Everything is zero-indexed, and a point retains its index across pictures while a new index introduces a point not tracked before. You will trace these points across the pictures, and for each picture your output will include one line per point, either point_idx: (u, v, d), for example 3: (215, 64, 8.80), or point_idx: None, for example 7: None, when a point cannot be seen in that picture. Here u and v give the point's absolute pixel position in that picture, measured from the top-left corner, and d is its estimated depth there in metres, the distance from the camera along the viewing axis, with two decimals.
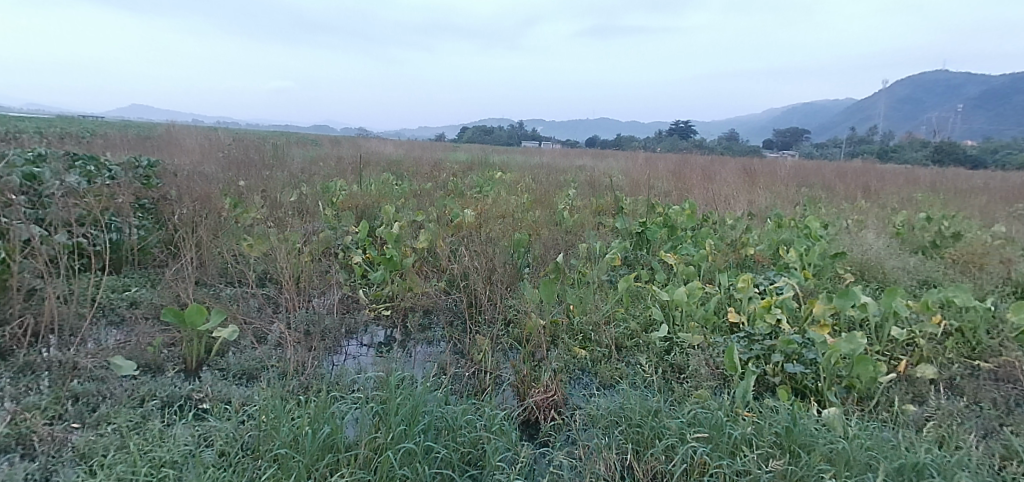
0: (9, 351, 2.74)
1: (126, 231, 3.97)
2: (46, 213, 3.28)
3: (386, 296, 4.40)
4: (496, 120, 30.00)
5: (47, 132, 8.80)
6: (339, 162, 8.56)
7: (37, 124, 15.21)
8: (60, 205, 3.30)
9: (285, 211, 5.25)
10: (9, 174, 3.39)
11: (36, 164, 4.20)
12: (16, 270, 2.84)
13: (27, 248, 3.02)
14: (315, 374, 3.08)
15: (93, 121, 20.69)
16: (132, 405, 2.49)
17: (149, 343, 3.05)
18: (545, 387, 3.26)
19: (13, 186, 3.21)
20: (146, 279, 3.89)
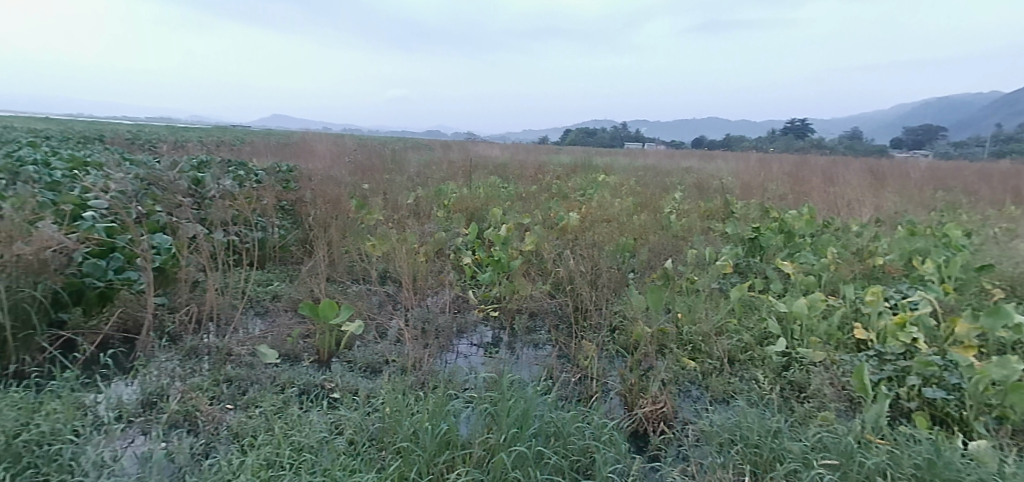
0: (179, 336, 3.11)
1: (270, 230, 4.36)
2: (208, 213, 3.72)
3: (494, 298, 4.49)
4: (598, 122, 29.75)
5: (205, 140, 9.92)
6: (449, 166, 8.87)
7: (194, 132, 17.28)
8: (219, 206, 3.73)
9: (402, 213, 5.53)
10: (179, 178, 3.87)
11: (199, 170, 4.74)
12: (185, 263, 3.23)
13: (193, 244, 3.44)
14: (429, 370, 3.20)
15: (235, 131, 23.02)
16: (275, 391, 2.73)
17: (288, 334, 3.34)
18: (654, 397, 3.16)
19: (183, 188, 3.66)
20: (286, 274, 4.26)
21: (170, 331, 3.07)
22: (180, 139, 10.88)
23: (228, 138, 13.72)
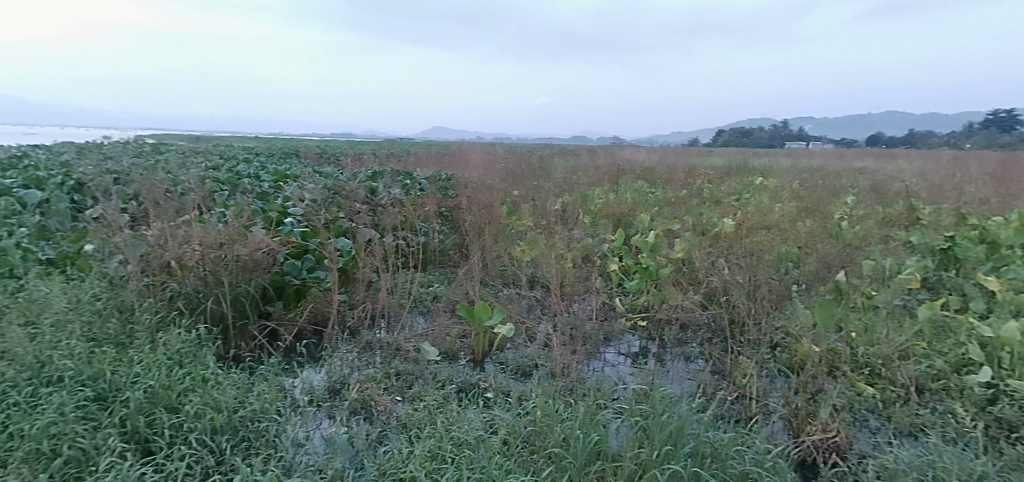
0: (357, 330, 3.49)
1: (431, 235, 4.70)
2: (382, 219, 4.38)
3: (642, 306, 4.39)
4: (753, 122, 27.80)
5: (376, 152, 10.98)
6: (597, 171, 8.86)
7: (365, 144, 19.14)
8: (391, 213, 4.38)
9: (550, 219, 5.63)
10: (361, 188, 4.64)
11: (373, 180, 5.27)
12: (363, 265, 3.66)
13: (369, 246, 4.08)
14: (576, 377, 3.19)
15: (400, 143, 25.16)
16: (436, 387, 2.94)
17: (448, 333, 3.57)
18: (825, 424, 2.86)
19: (360, 197, 4.38)
20: (444, 276, 4.56)
21: (350, 325, 3.45)
22: (356, 152, 12.14)
23: (393, 148, 15.04)
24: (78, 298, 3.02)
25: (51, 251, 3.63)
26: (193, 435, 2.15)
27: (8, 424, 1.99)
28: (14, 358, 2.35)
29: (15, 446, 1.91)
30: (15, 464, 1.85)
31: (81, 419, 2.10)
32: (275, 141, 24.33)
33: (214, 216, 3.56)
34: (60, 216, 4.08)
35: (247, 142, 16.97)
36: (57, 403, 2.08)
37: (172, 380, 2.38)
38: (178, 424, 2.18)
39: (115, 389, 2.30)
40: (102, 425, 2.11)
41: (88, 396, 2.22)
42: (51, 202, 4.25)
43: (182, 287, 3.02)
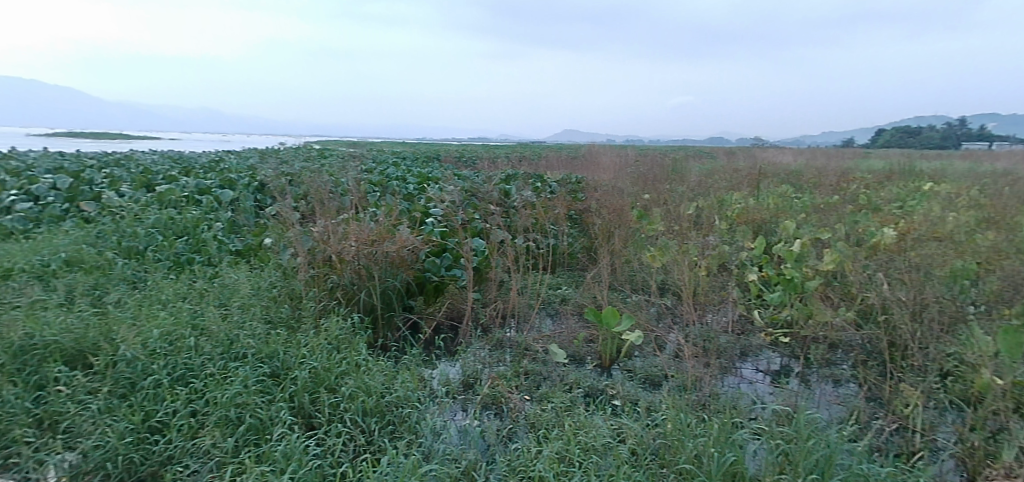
0: (489, 327, 3.70)
1: (560, 237, 4.78)
2: (515, 221, 4.54)
3: (784, 321, 4.04)
4: (921, 119, 24.63)
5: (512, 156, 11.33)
6: (735, 174, 8.39)
7: (500, 147, 19.88)
8: (523, 215, 4.55)
9: (683, 223, 5.44)
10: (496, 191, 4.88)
11: (508, 184, 5.48)
12: (496, 265, 3.84)
13: (501, 246, 4.30)
14: (709, 391, 3.04)
15: (531, 146, 25.71)
16: (563, 389, 2.97)
17: (575, 337, 3.61)
18: (1009, 468, 2.49)
19: (494, 199, 4.62)
20: (573, 280, 4.61)
21: (483, 323, 3.65)
22: (492, 156, 12.59)
23: (526, 151, 15.48)
24: (258, 285, 3.47)
25: (238, 242, 4.19)
26: (347, 414, 2.37)
27: (205, 391, 2.33)
28: (209, 335, 2.75)
29: (210, 410, 2.23)
30: (210, 426, 2.15)
31: (260, 392, 2.40)
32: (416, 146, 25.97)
33: (367, 215, 3.93)
34: (245, 213, 4.69)
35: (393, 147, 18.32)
36: (242, 377, 2.40)
37: (331, 363, 2.65)
38: (336, 403, 2.43)
39: (285, 368, 2.61)
40: (275, 399, 2.40)
41: (265, 372, 2.54)
42: (239, 201, 4.92)
43: (340, 280, 3.36)
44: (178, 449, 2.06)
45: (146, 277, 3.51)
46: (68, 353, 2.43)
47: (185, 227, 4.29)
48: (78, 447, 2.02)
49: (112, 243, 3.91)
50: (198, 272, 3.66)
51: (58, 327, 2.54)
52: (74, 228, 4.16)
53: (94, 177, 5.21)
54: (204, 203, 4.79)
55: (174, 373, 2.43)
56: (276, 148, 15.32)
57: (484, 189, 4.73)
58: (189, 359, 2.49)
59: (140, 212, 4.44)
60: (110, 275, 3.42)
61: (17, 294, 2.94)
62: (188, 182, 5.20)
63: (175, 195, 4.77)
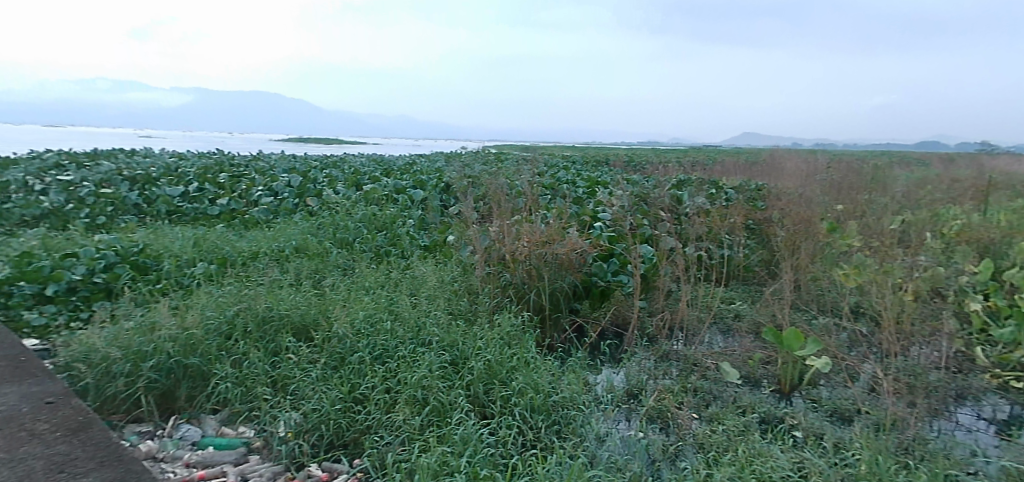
0: (655, 338, 3.65)
1: (736, 249, 4.51)
2: (687, 228, 4.37)
3: (1019, 363, 3.37)
4: None
5: (686, 161, 10.91)
6: (955, 184, 7.19)
7: (673, 152, 19.32)
8: (696, 223, 4.35)
9: (885, 238, 4.81)
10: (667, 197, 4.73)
11: (681, 191, 5.30)
12: (665, 274, 3.74)
13: (671, 255, 4.15)
14: (914, 435, 2.64)
15: (705, 150, 24.54)
16: (736, 412, 2.80)
17: (750, 357, 3.38)
18: None
19: (666, 204, 4.46)
20: (748, 296, 4.35)
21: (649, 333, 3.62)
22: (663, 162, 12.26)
23: (701, 156, 14.85)
24: (442, 278, 3.79)
25: (426, 238, 4.60)
26: (517, 409, 2.48)
27: (397, 372, 2.60)
28: (401, 321, 3.07)
29: (401, 389, 2.48)
30: (402, 403, 2.39)
31: (442, 377, 2.62)
32: (584, 151, 26.20)
33: (539, 217, 4.06)
34: (434, 211, 5.13)
35: (564, 152, 18.66)
36: (427, 361, 2.64)
37: (503, 357, 2.80)
38: (508, 396, 2.56)
39: (464, 357, 2.82)
40: (454, 385, 2.59)
41: (447, 359, 2.77)
42: (428, 200, 5.40)
43: (513, 278, 3.54)
44: (374, 421, 2.32)
45: (354, 265, 4.01)
46: (294, 326, 2.91)
47: (384, 222, 4.83)
48: (301, 408, 2.37)
49: (328, 234, 4.54)
50: (393, 263, 4.09)
51: (288, 303, 3.05)
52: (301, 219, 4.90)
53: (316, 176, 6.09)
54: (399, 202, 5.34)
55: (373, 353, 2.75)
56: (459, 152, 16.53)
57: (655, 193, 4.59)
58: (385, 341, 2.82)
59: (349, 208, 5.09)
60: (327, 262, 3.98)
61: (261, 273, 3.55)
62: (386, 183, 5.83)
63: (377, 194, 5.38)
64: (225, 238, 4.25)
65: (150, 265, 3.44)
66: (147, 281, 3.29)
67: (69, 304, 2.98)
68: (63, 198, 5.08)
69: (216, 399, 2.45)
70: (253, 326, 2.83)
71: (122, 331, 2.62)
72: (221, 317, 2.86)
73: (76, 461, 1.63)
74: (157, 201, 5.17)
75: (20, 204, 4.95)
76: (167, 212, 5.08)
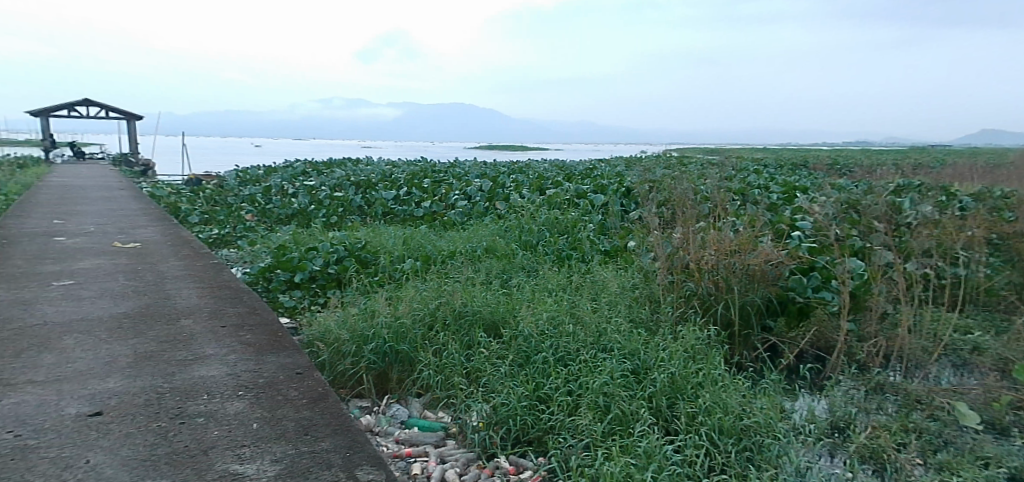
0: (867, 366, 3.23)
1: (974, 268, 3.80)
2: (908, 242, 3.80)
3: None
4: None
5: (908, 163, 9.43)
6: None
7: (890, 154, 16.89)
8: (920, 235, 3.76)
9: None
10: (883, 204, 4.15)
11: (900, 198, 4.62)
12: (879, 293, 3.29)
13: (886, 272, 3.64)
14: None
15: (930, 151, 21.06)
16: (976, 463, 2.35)
17: (995, 399, 2.82)
18: None
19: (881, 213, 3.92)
20: (991, 325, 3.64)
21: (860, 360, 3.20)
22: (875, 164, 10.78)
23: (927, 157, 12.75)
24: (624, 284, 3.76)
25: (608, 243, 4.60)
26: (704, 428, 2.35)
27: (579, 376, 2.63)
28: (583, 325, 3.11)
29: (583, 394, 2.50)
30: (584, 408, 2.41)
31: (623, 385, 2.59)
32: (775, 152, 24.04)
33: (728, 224, 3.84)
34: (615, 215, 5.12)
35: (751, 155, 17.33)
36: (609, 368, 2.64)
37: (689, 372, 2.68)
38: (694, 414, 2.44)
39: (645, 367, 2.76)
40: (636, 395, 2.55)
41: (628, 368, 2.74)
42: (609, 204, 5.39)
43: (698, 288, 3.39)
44: (558, 422, 2.37)
45: (538, 267, 4.16)
46: (486, 322, 3.12)
47: (567, 226, 4.94)
48: (491, 401, 2.51)
49: (515, 236, 4.78)
50: (575, 266, 4.16)
51: (480, 301, 3.29)
52: (491, 222, 5.23)
53: (504, 181, 6.44)
54: (581, 206, 5.43)
55: (556, 354, 2.83)
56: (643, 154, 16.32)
57: (867, 200, 4.07)
58: (568, 344, 2.88)
59: (534, 211, 5.30)
60: (513, 263, 4.18)
61: (457, 271, 3.86)
62: (569, 187, 5.96)
63: (560, 198, 5.53)
64: (427, 237, 4.69)
65: (370, 260, 3.94)
66: (367, 273, 3.76)
67: (310, 290, 3.53)
68: (307, 200, 6.06)
69: (420, 384, 2.73)
70: (450, 320, 3.10)
71: (350, 316, 3.05)
72: (425, 309, 3.18)
73: (316, 427, 1.92)
74: (374, 204, 5.90)
75: (277, 205, 6.01)
76: (381, 213, 5.77)
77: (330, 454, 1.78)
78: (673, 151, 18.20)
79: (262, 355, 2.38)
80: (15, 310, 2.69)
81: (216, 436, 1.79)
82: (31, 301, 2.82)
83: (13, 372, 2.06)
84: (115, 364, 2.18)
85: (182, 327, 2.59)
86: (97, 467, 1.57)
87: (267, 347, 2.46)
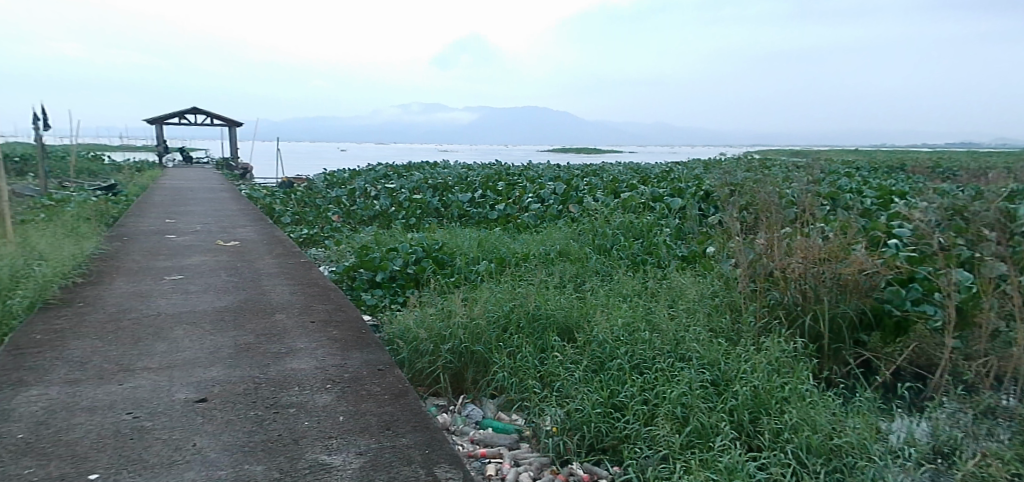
0: (976, 387, 3.00)
1: None
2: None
3: None
4: None
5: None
6: None
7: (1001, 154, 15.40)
8: None
9: None
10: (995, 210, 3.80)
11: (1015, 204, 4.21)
12: (991, 308, 3.01)
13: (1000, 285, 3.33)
14: None
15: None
16: None
17: None
18: None
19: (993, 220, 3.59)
20: None
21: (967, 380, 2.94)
22: (985, 166, 9.84)
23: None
24: (703, 291, 3.64)
25: (685, 248, 4.48)
26: (790, 446, 2.23)
27: (656, 385, 2.57)
28: (660, 332, 3.04)
29: (660, 404, 2.44)
30: (661, 418, 2.34)
31: (703, 397, 2.51)
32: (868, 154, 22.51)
33: (816, 230, 3.64)
34: (693, 219, 4.97)
35: (841, 158, 16.29)
36: (687, 378, 2.56)
37: (773, 386, 2.56)
38: (780, 431, 2.33)
39: (726, 379, 2.66)
40: (715, 408, 2.46)
41: (707, 379, 2.65)
42: (687, 208, 5.24)
43: (783, 297, 3.23)
44: (633, 431, 2.31)
45: (613, 271, 4.10)
46: (560, 326, 3.12)
47: (643, 230, 4.85)
48: (565, 406, 2.50)
49: (588, 239, 4.75)
50: (651, 271, 4.07)
51: (554, 304, 3.28)
52: (565, 225, 5.21)
53: (578, 184, 6.41)
54: (657, 210, 5.32)
55: (632, 361, 2.77)
56: (720, 154, 15.72)
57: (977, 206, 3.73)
58: (644, 351, 2.82)
59: (608, 215, 5.24)
60: (587, 267, 4.15)
61: (531, 273, 3.88)
62: (644, 190, 5.86)
63: (635, 201, 5.44)
64: (502, 240, 4.74)
65: (447, 261, 4.03)
66: (443, 274, 3.85)
67: (391, 289, 3.66)
68: (388, 202, 6.28)
69: (494, 386, 2.77)
70: (524, 322, 3.11)
71: (428, 316, 3.14)
72: (500, 311, 3.22)
73: (397, 423, 1.98)
74: (451, 206, 6.04)
75: (360, 207, 6.28)
76: (457, 215, 5.90)
77: (410, 450, 1.83)
78: (757, 153, 17.42)
79: (347, 350, 2.49)
80: (134, 301, 2.96)
81: (307, 427, 1.89)
82: (147, 293, 3.09)
83: (132, 358, 2.26)
84: (218, 354, 2.35)
85: (276, 322, 2.75)
86: (202, 450, 1.69)
87: (352, 342, 2.57)
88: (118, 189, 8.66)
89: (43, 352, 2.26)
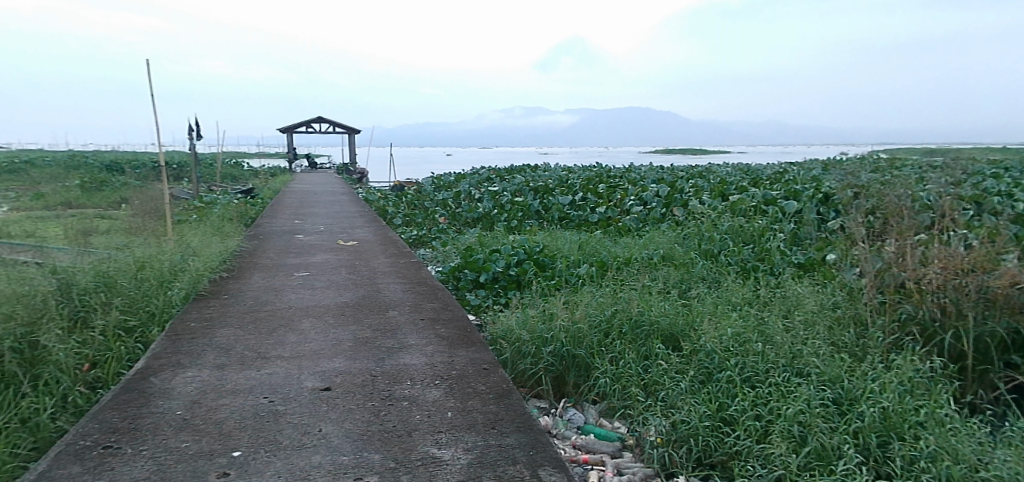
0: None
1: None
2: None
3: None
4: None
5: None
6: None
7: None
8: None
9: None
10: None
11: None
12: None
13: None
14: None
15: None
16: None
17: None
18: None
19: None
20: None
21: None
22: None
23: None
24: (822, 302, 3.40)
25: (801, 255, 4.19)
26: (926, 475, 2.01)
27: (770, 400, 2.43)
28: (774, 344, 2.87)
29: (774, 421, 2.30)
30: (776, 435, 2.21)
31: (823, 416, 2.33)
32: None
33: (958, 238, 3.27)
34: (810, 224, 4.64)
35: (988, 156, 14.42)
36: (806, 394, 2.39)
37: (906, 409, 2.33)
38: (914, 459, 2.10)
39: (850, 398, 2.46)
40: (838, 428, 2.28)
41: (828, 397, 2.46)
42: (803, 212, 4.90)
43: (918, 311, 2.93)
44: (744, 448, 2.20)
45: (721, 277, 3.94)
46: (664, 333, 3.04)
47: (754, 235, 4.60)
48: (671, 416, 2.43)
49: (694, 244, 4.58)
50: (763, 279, 3.86)
51: (658, 310, 3.21)
52: (669, 228, 5.07)
53: (683, 186, 6.21)
54: (770, 214, 5.02)
55: (742, 374, 2.64)
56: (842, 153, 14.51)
57: None
58: (756, 364, 2.68)
59: (716, 218, 5.03)
60: (692, 273, 4.01)
61: (633, 278, 3.81)
62: (755, 192, 5.55)
63: (746, 205, 5.18)
64: (603, 243, 4.70)
65: (548, 263, 4.06)
66: (544, 276, 3.87)
67: (494, 290, 3.75)
68: (491, 204, 6.43)
69: (596, 392, 2.75)
70: (627, 328, 3.07)
71: (530, 317, 3.19)
72: (602, 315, 3.20)
73: (502, 422, 2.03)
74: (552, 209, 6.07)
75: (465, 209, 6.48)
76: (558, 218, 5.92)
77: (515, 450, 1.86)
78: (887, 151, 15.89)
79: (454, 348, 2.58)
80: (267, 295, 3.26)
81: (418, 420, 1.98)
82: (278, 288, 3.39)
83: (267, 346, 2.49)
84: (339, 347, 2.53)
85: (389, 318, 2.91)
86: (327, 435, 1.83)
87: (459, 341, 2.66)
88: (254, 192, 9.58)
89: (196, 338, 2.56)
